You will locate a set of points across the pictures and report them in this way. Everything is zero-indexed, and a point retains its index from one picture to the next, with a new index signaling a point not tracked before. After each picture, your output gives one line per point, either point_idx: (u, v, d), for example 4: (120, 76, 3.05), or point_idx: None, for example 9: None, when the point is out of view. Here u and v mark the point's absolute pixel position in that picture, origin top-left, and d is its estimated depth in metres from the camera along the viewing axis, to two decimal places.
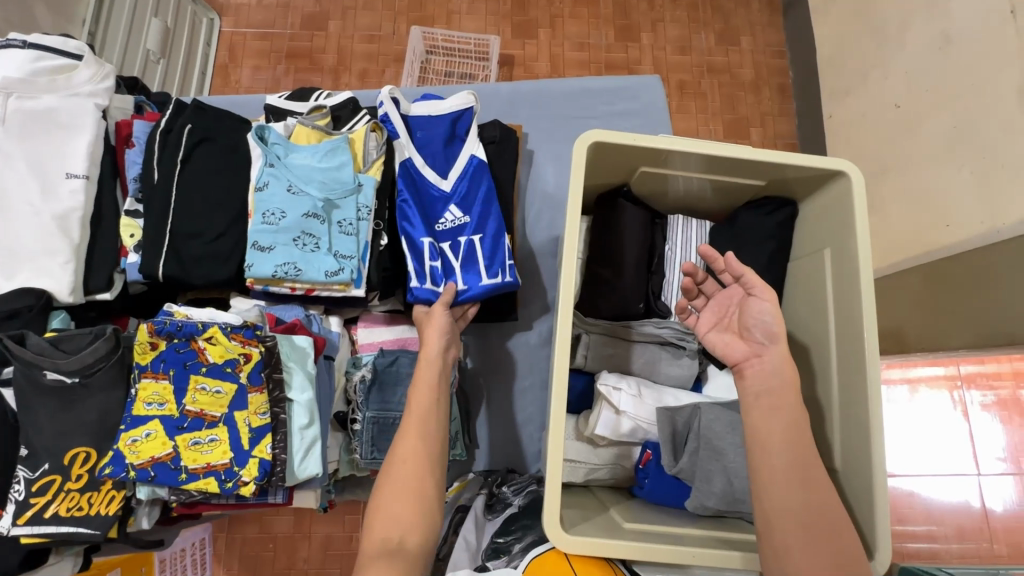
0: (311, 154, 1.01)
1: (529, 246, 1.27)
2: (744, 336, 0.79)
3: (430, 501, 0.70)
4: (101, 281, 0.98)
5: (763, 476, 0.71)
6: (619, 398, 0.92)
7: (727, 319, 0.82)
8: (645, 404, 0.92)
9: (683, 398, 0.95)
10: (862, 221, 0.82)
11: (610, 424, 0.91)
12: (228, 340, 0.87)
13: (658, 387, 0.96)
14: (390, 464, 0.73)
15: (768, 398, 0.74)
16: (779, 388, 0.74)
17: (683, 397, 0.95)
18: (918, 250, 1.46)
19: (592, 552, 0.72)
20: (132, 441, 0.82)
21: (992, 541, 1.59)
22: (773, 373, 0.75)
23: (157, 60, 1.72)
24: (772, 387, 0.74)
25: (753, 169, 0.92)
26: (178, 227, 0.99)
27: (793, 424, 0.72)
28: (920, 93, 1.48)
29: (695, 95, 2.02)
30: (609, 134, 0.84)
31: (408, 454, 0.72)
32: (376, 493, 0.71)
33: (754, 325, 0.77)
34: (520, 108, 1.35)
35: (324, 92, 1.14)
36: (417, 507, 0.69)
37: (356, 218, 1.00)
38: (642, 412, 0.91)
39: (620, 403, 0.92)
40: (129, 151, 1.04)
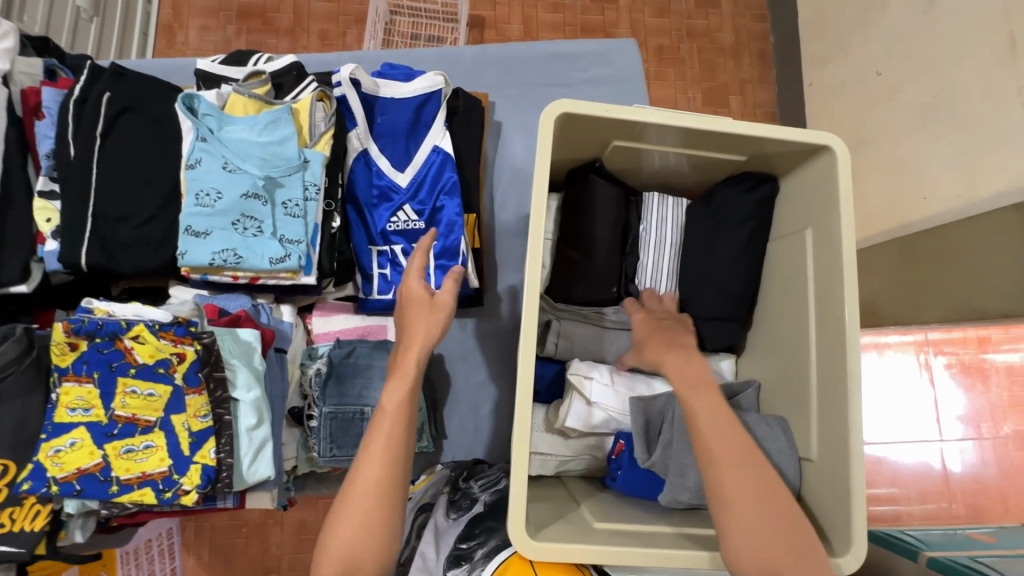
0: (249, 127, 0.91)
1: (497, 225, 1.19)
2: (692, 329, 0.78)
3: (391, 536, 0.65)
4: (15, 272, 0.87)
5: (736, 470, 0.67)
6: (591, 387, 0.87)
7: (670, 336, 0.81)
8: (619, 394, 0.87)
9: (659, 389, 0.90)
10: (845, 200, 0.78)
11: (580, 414, 0.87)
12: (157, 339, 0.77)
13: (633, 377, 0.91)
14: (343, 499, 0.64)
15: None
16: None
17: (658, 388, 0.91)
18: (893, 222, 1.44)
19: (558, 558, 0.68)
20: (54, 452, 0.74)
21: (950, 501, 1.63)
22: None
23: (90, 18, 1.55)
24: None
25: (731, 143, 0.85)
26: (101, 212, 0.89)
27: None
28: (902, 61, 1.42)
29: (674, 61, 1.92)
30: (578, 105, 0.76)
31: (365, 496, 0.64)
32: (327, 519, 0.64)
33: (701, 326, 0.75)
34: (486, 75, 1.25)
35: (264, 56, 1.02)
36: (378, 541, 0.63)
37: (303, 198, 0.91)
38: (614, 402, 0.87)
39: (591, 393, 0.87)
40: (39, 124, 0.91)
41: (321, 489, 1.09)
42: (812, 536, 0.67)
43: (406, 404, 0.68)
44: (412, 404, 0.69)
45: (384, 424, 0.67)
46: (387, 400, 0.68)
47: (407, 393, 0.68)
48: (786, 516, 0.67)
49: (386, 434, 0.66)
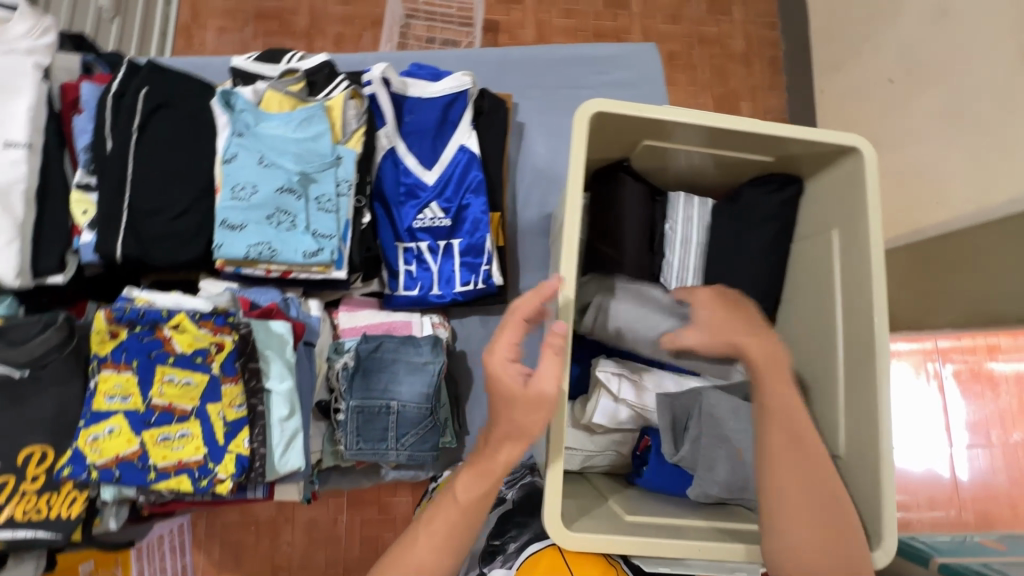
0: (283, 123, 0.93)
1: (520, 224, 1.21)
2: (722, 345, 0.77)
3: None
4: (53, 263, 0.89)
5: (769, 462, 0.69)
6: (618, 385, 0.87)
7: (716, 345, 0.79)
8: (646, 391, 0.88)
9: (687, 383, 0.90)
10: (874, 200, 0.79)
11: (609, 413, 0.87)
12: (197, 328, 0.79)
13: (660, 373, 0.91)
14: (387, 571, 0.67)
15: None
16: None
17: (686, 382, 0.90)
18: (907, 227, 1.45)
19: (592, 549, 0.69)
20: (93, 439, 0.75)
21: (959, 508, 1.63)
22: None
23: (111, 18, 1.58)
24: None
25: (757, 144, 0.87)
26: (136, 205, 0.90)
27: None
28: (915, 68, 1.44)
29: (685, 67, 1.94)
30: (611, 104, 0.78)
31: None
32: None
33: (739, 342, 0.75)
34: (508, 77, 1.27)
35: (296, 54, 1.04)
36: None
37: (335, 193, 0.92)
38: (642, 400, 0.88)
39: (619, 391, 0.87)
40: (77, 118, 0.93)
41: (344, 484, 1.10)
42: (843, 532, 0.68)
43: (474, 499, 0.68)
44: (482, 500, 0.68)
45: (447, 513, 0.68)
46: (461, 490, 0.68)
47: (478, 491, 0.67)
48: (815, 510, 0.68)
49: (445, 525, 0.67)
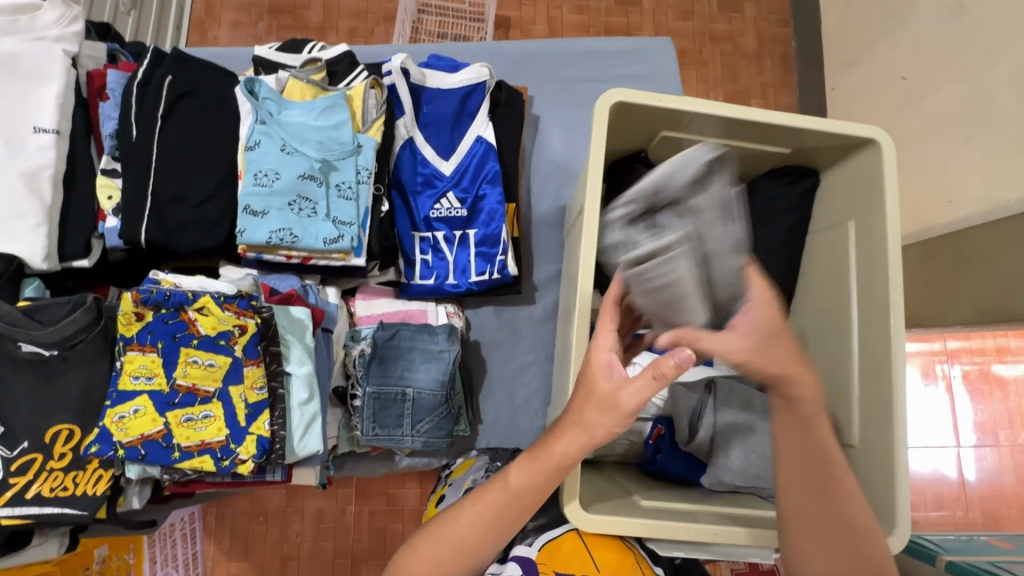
0: (305, 111, 0.94)
1: (534, 216, 1.22)
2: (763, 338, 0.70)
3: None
4: (78, 247, 0.90)
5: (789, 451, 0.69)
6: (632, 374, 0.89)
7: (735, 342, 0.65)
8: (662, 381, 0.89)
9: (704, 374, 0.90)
10: (891, 193, 0.80)
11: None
12: (221, 311, 0.80)
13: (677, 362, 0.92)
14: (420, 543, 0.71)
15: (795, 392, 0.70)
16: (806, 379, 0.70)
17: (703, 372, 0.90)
18: (921, 225, 1.45)
19: (609, 530, 0.71)
20: (118, 418, 0.77)
21: (967, 508, 1.63)
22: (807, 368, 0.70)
23: (128, 11, 1.59)
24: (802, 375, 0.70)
25: (775, 135, 0.87)
26: (161, 190, 0.92)
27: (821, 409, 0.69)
28: (930, 65, 1.44)
29: (697, 64, 1.95)
30: (631, 94, 0.79)
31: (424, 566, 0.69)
32: (408, 546, 0.72)
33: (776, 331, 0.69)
34: (523, 70, 1.28)
35: (317, 44, 1.05)
36: None
37: (355, 181, 0.94)
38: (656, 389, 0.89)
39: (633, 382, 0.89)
40: (103, 105, 0.94)
41: (359, 470, 1.11)
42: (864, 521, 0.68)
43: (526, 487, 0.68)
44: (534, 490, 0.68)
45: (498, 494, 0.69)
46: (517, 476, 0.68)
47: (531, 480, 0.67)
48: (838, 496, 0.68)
49: (492, 508, 0.69)
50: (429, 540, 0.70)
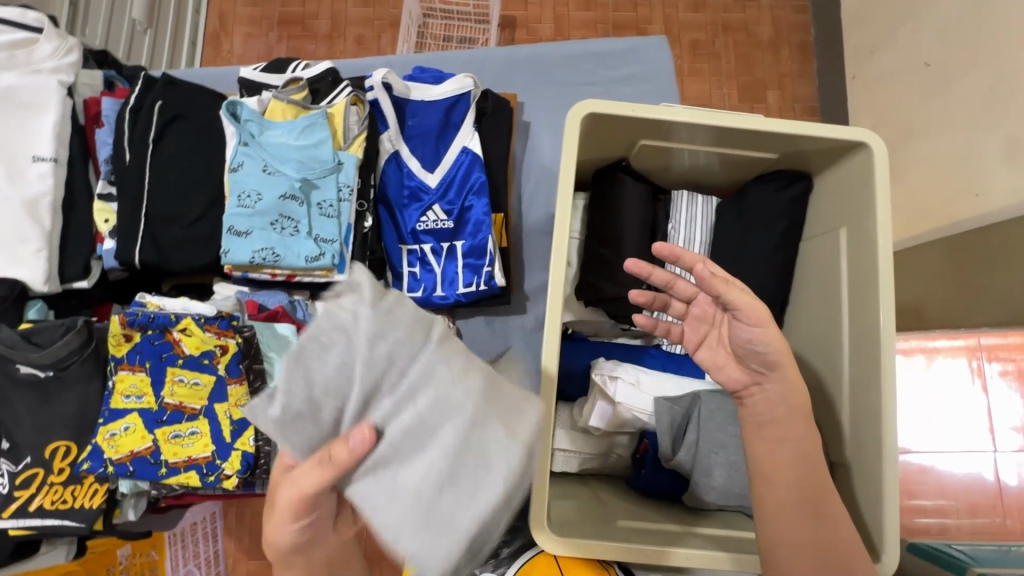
0: (286, 132, 0.96)
1: (526, 224, 1.21)
2: (739, 360, 0.70)
3: None
4: (78, 269, 0.94)
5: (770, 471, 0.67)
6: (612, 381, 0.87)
7: (714, 332, 0.72)
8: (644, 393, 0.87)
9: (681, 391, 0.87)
10: (882, 198, 0.75)
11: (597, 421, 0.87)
12: (202, 331, 0.83)
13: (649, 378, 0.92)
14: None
15: (773, 429, 0.68)
16: (784, 415, 0.68)
17: (680, 383, 0.88)
18: (945, 221, 1.37)
19: (580, 552, 0.68)
20: (110, 436, 0.80)
21: None
22: (785, 402, 0.68)
23: (144, 30, 1.64)
24: (783, 418, 0.67)
25: (762, 141, 0.84)
26: (153, 213, 0.95)
27: (802, 435, 0.66)
28: (953, 51, 1.36)
29: (708, 56, 1.89)
30: (604, 105, 0.77)
31: None
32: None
33: (747, 354, 0.68)
34: (515, 76, 1.27)
35: (301, 62, 1.06)
36: None
37: (336, 199, 0.95)
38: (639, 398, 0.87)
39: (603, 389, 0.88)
40: (99, 131, 0.98)
41: None
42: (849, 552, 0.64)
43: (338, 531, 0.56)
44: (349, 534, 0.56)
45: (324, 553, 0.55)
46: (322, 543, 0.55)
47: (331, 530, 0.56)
48: (819, 527, 0.64)
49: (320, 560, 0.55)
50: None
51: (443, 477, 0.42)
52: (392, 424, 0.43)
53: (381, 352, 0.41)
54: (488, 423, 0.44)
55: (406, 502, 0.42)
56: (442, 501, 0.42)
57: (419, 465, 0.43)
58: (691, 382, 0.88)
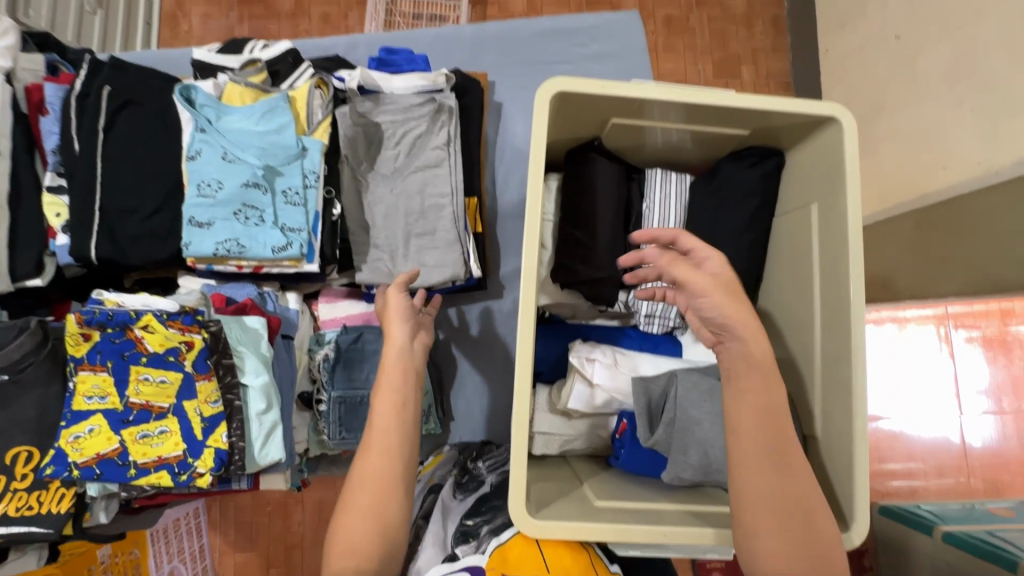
0: (246, 116, 0.92)
1: (501, 207, 1.19)
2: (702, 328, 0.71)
3: (390, 526, 0.63)
4: (29, 266, 0.89)
5: (735, 446, 0.66)
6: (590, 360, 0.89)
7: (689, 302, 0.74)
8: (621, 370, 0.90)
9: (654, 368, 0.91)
10: (852, 171, 0.75)
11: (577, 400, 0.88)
12: (165, 328, 0.80)
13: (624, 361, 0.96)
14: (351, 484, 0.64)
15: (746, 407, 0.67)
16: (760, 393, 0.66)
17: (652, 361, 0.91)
18: (914, 193, 1.39)
19: (560, 535, 0.68)
20: (73, 439, 0.77)
21: (968, 475, 1.58)
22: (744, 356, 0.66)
23: (94, 11, 1.55)
24: (746, 370, 0.67)
25: (733, 118, 0.83)
26: (107, 205, 0.91)
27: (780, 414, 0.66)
28: (922, 22, 1.35)
29: (683, 32, 1.86)
30: (574, 82, 0.75)
31: (356, 517, 0.61)
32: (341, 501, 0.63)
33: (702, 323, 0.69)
34: (486, 54, 1.23)
35: (258, 43, 1.02)
36: (381, 526, 0.62)
37: (302, 186, 0.91)
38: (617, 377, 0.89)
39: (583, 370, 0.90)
40: (43, 119, 0.93)
41: (333, 471, 1.12)
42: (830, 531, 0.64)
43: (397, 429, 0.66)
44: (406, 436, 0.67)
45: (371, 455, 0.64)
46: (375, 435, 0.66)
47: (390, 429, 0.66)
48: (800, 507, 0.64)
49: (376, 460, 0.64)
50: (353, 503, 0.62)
51: (436, 243, 1.01)
52: (410, 245, 1.01)
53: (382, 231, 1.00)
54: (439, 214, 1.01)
55: (432, 265, 1.00)
56: (442, 247, 1.01)
57: (429, 253, 1.00)
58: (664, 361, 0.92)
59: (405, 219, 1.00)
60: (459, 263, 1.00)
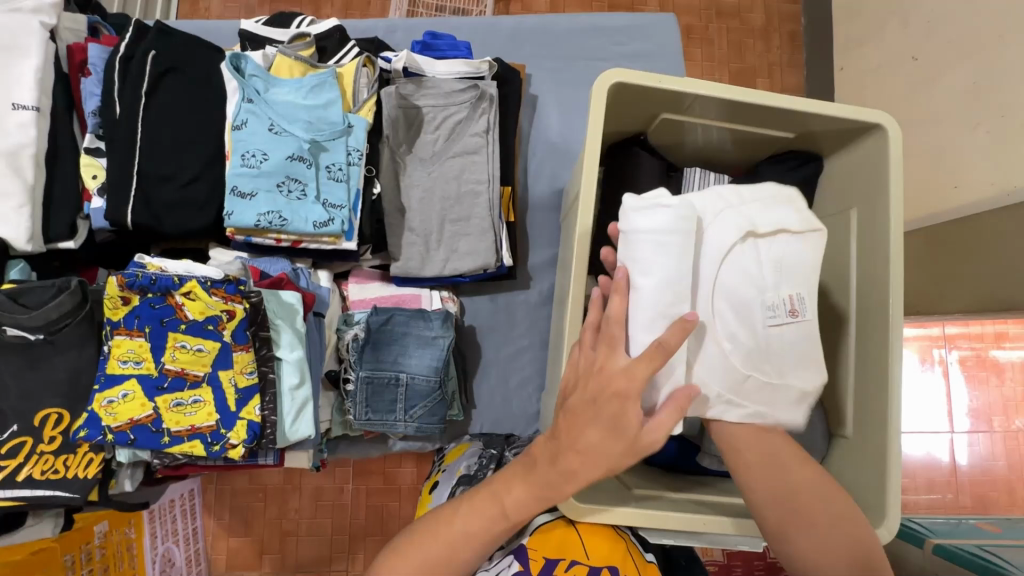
0: (294, 90, 0.93)
1: (532, 199, 1.20)
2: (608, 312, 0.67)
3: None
4: (63, 228, 0.88)
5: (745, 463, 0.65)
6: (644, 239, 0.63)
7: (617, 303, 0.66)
8: (728, 323, 0.63)
9: (790, 375, 0.65)
10: (895, 176, 0.77)
11: (789, 208, 0.66)
12: (208, 296, 0.79)
13: (750, 325, 0.64)
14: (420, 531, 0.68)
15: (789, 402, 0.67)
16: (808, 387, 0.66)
17: (715, 415, 0.65)
18: (924, 210, 1.39)
19: (602, 520, 0.68)
20: (107, 403, 0.76)
21: (957, 492, 1.59)
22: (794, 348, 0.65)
23: None
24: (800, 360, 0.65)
25: (778, 120, 0.85)
26: (146, 170, 0.89)
27: None
28: (939, 44, 1.37)
29: (701, 41, 1.86)
30: (631, 74, 0.76)
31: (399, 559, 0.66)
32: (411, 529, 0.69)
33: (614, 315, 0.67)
34: (524, 46, 1.24)
35: (306, 18, 1.03)
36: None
37: (346, 162, 0.93)
38: (739, 287, 0.64)
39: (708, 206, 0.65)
40: (85, 80, 0.91)
41: (352, 453, 1.12)
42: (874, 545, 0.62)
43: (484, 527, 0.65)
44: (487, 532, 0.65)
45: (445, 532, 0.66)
46: (467, 518, 0.66)
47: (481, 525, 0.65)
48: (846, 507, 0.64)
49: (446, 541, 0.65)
50: (414, 546, 0.66)
51: (470, 231, 1.01)
52: (445, 233, 1.01)
53: (417, 216, 1.00)
54: (474, 200, 1.01)
55: (466, 252, 1.01)
56: (476, 233, 1.01)
57: (463, 240, 1.01)
58: (761, 403, 0.65)
59: (441, 205, 1.00)
60: (492, 252, 1.01)
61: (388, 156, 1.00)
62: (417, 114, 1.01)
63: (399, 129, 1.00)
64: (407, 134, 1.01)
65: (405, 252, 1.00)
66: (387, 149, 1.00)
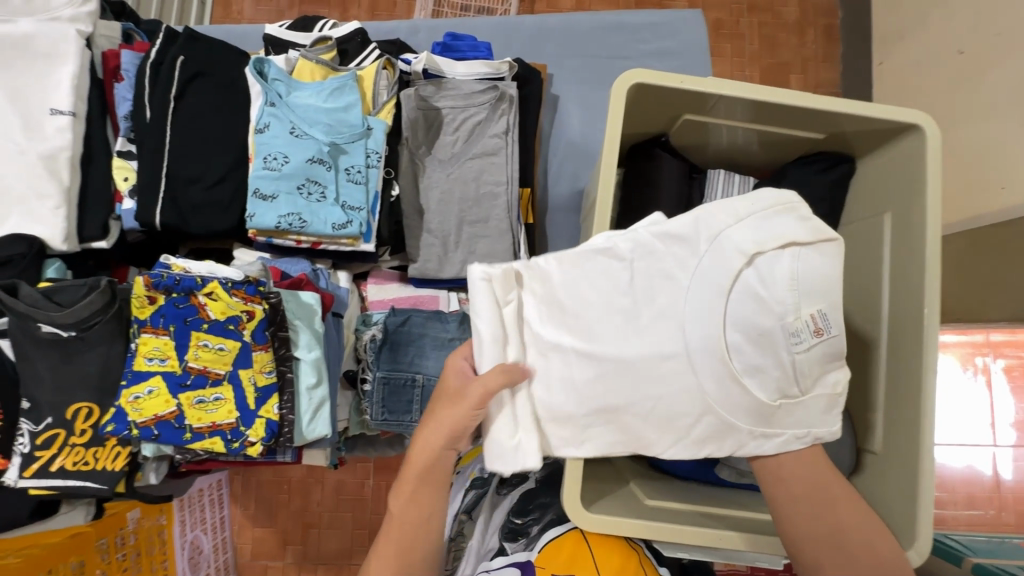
0: (315, 93, 0.94)
1: (551, 200, 1.18)
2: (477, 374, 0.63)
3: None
4: (97, 229, 0.91)
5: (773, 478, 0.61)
6: (558, 295, 0.60)
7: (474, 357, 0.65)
8: (748, 356, 0.55)
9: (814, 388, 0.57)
10: (933, 177, 0.72)
11: (790, 218, 0.56)
12: (229, 296, 0.81)
13: (773, 354, 0.55)
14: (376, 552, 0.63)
15: None
16: None
17: (750, 449, 0.58)
18: (967, 212, 1.32)
19: (614, 531, 0.66)
20: (133, 399, 0.79)
21: (1000, 508, 1.51)
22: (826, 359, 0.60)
23: None
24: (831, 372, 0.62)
25: (807, 120, 0.81)
26: (173, 172, 0.91)
27: None
28: (987, 37, 1.29)
29: (731, 36, 1.80)
30: (653, 75, 0.74)
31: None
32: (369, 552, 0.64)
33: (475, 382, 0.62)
34: (546, 45, 1.22)
35: (328, 22, 1.04)
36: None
37: (365, 165, 0.94)
38: (754, 316, 0.55)
39: (691, 228, 0.57)
40: (118, 85, 0.94)
41: (370, 451, 1.13)
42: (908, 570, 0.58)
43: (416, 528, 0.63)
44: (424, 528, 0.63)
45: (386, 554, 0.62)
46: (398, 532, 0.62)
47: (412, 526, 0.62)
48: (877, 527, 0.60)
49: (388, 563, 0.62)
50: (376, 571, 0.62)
51: (488, 233, 1.00)
52: (463, 235, 1.00)
53: (437, 217, 1.00)
54: (490, 202, 1.01)
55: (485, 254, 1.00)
56: (495, 235, 1.00)
57: (482, 242, 1.00)
58: (796, 426, 0.58)
59: (460, 205, 1.00)
60: (510, 253, 1.00)
61: (409, 157, 1.01)
62: (437, 115, 1.02)
63: (420, 131, 1.01)
64: (428, 135, 1.01)
65: (425, 253, 1.00)
66: (408, 150, 1.01)
